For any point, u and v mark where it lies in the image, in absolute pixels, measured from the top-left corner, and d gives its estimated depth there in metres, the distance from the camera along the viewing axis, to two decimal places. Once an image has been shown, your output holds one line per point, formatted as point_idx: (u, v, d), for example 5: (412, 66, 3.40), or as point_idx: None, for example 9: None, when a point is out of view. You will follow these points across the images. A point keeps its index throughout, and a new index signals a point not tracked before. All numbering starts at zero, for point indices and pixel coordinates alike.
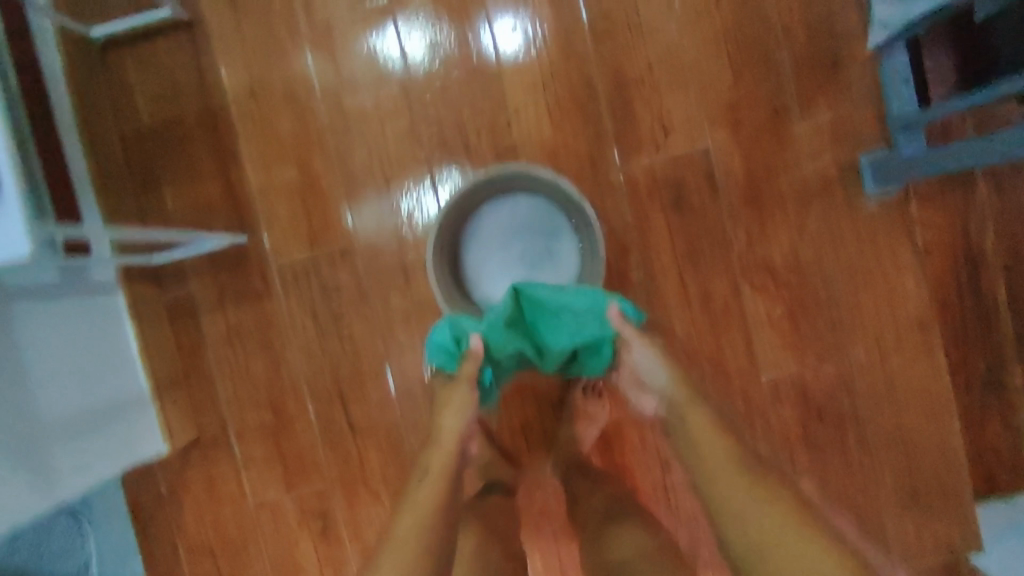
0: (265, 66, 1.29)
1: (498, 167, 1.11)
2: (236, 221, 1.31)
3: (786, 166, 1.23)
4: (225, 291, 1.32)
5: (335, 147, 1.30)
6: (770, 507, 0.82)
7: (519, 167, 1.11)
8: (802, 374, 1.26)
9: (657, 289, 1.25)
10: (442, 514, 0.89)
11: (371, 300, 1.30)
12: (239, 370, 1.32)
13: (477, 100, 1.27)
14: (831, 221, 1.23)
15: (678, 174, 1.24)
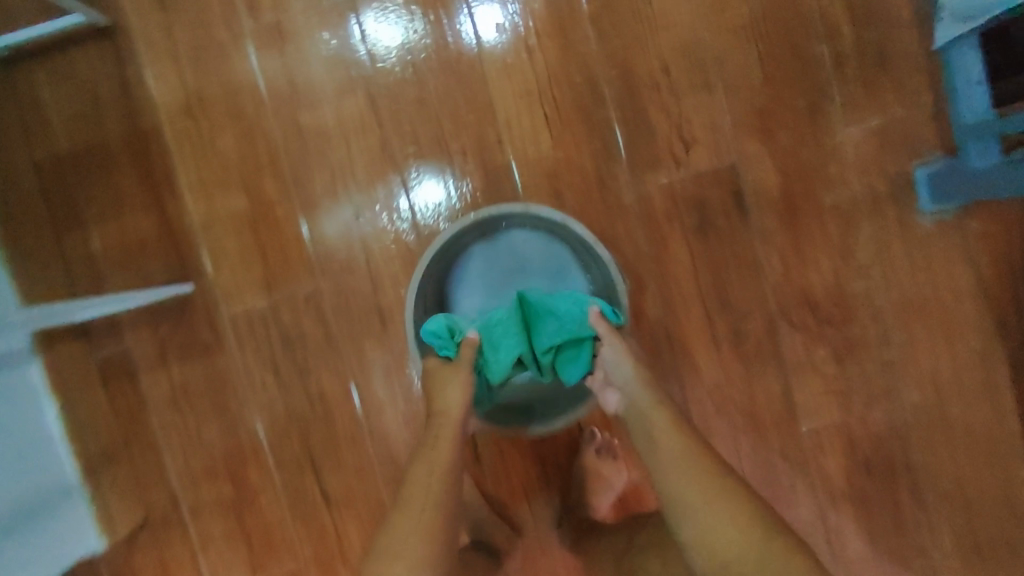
0: (204, 76, 1.08)
1: (492, 208, 0.92)
2: (176, 262, 1.10)
3: (828, 179, 1.03)
4: (168, 345, 1.11)
5: (292, 172, 1.09)
6: (718, 505, 0.73)
7: (517, 207, 0.92)
8: (850, 421, 1.07)
9: (679, 329, 1.06)
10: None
11: (341, 350, 1.10)
12: (189, 436, 1.12)
13: (460, 110, 1.07)
14: (880, 243, 1.04)
15: (701, 194, 1.04)
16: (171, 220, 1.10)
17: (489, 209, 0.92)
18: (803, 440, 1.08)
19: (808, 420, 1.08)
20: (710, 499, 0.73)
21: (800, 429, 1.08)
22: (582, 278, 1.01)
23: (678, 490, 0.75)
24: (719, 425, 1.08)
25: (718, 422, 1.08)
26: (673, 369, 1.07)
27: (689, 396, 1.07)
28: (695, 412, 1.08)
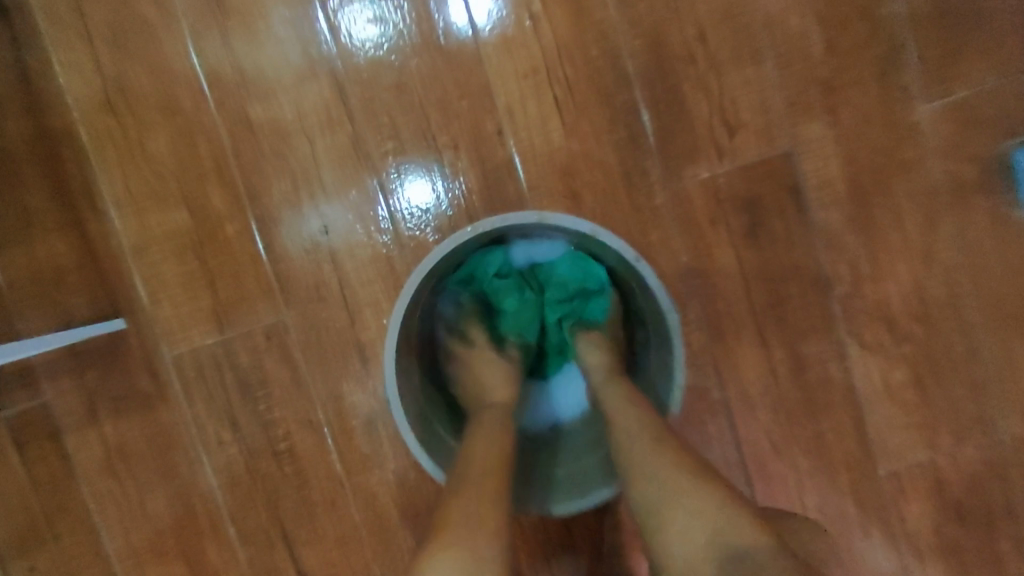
0: (127, 64, 0.87)
1: (493, 218, 0.71)
2: (103, 296, 0.88)
3: (905, 167, 0.85)
4: (97, 398, 0.90)
5: (243, 179, 0.88)
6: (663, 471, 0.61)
7: (528, 213, 0.71)
8: (937, 457, 0.89)
9: (729, 355, 0.87)
10: None
11: (314, 396, 0.89)
12: (130, 509, 0.91)
13: (449, 97, 0.86)
14: (970, 244, 0.85)
15: (751, 192, 0.85)
16: (94, 243, 0.88)
17: (492, 220, 0.71)
18: (882, 483, 0.89)
19: (887, 459, 0.89)
20: (674, 486, 0.59)
21: (877, 470, 0.89)
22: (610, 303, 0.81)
23: (641, 474, 0.62)
24: (780, 470, 0.88)
25: (778, 466, 0.88)
26: (722, 405, 0.88)
27: (743, 436, 0.88)
28: (751, 455, 0.88)
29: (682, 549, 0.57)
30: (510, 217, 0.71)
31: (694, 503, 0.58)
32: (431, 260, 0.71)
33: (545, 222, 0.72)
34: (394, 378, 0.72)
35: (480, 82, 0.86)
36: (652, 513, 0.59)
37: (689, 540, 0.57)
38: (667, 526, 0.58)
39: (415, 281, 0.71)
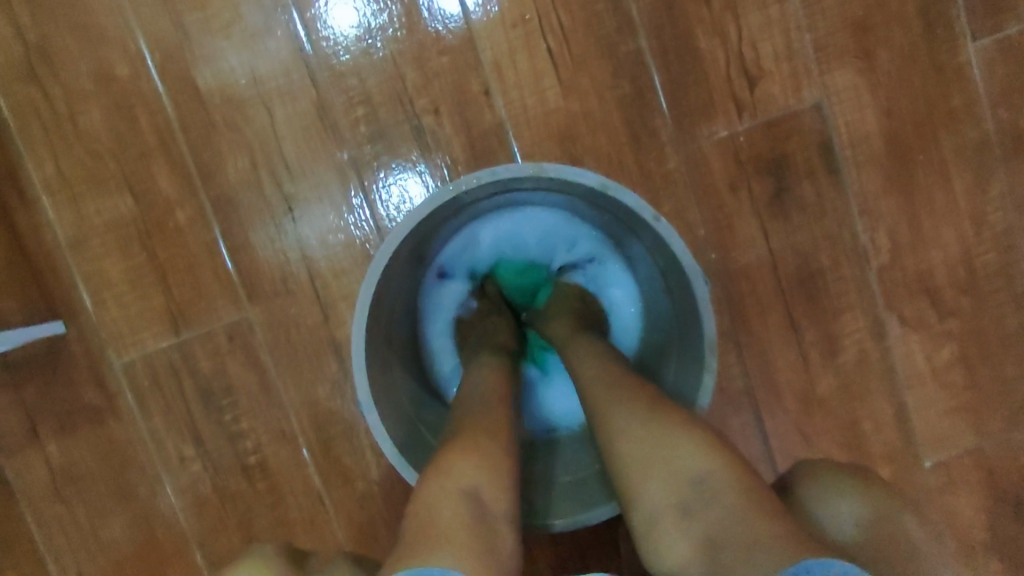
0: (54, 28, 0.75)
1: (476, 177, 0.57)
2: (38, 299, 0.75)
3: (953, 119, 0.76)
4: (37, 417, 0.77)
5: (193, 156, 0.76)
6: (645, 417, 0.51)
7: (518, 169, 0.56)
8: (989, 444, 0.78)
9: (753, 339, 0.77)
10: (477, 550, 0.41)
11: (286, 402, 0.78)
12: (82, 536, 0.78)
13: (428, 55, 0.75)
14: (1022, 200, 0.77)
15: (776, 152, 0.75)
16: (23, 236, 0.76)
17: (478, 175, 0.57)
18: (928, 476, 0.78)
19: (933, 449, 0.78)
20: (646, 437, 0.49)
21: (922, 462, 0.78)
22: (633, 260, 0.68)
23: (611, 426, 0.52)
24: None
25: (811, 461, 0.78)
26: (747, 395, 0.77)
27: (772, 430, 0.77)
28: (781, 450, 0.77)
29: (648, 504, 0.47)
30: (500, 169, 0.56)
31: (668, 452, 0.47)
32: (402, 230, 0.57)
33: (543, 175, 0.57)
34: (362, 381, 0.58)
35: (463, 37, 0.75)
36: (620, 467, 0.50)
37: (656, 493, 0.47)
38: (635, 478, 0.48)
39: (386, 256, 0.57)
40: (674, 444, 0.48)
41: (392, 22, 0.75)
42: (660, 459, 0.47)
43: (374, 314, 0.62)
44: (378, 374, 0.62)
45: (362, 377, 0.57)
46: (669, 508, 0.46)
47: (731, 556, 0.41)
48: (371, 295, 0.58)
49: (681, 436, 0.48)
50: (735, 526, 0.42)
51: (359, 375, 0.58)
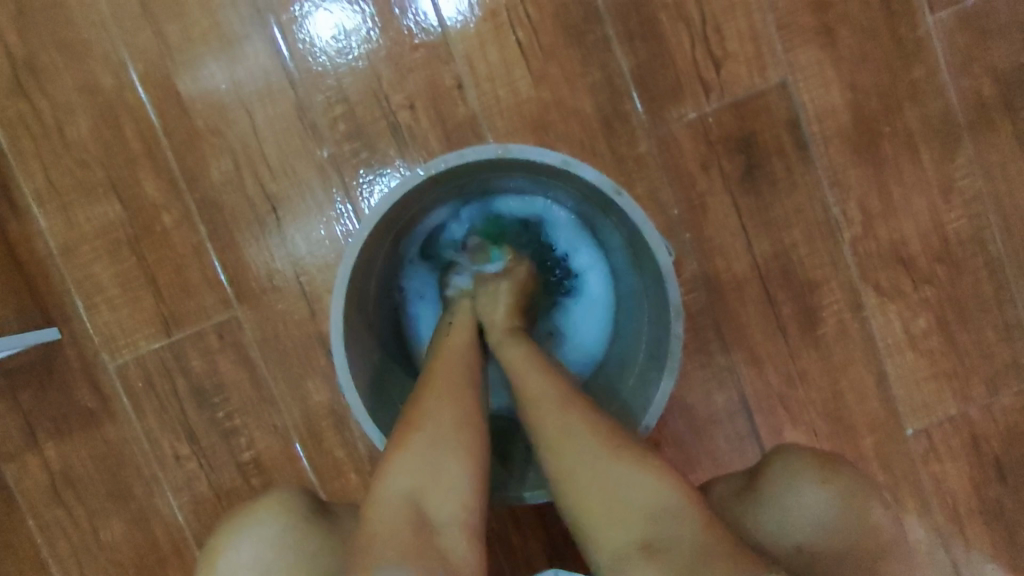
0: (37, 43, 0.77)
1: (445, 159, 0.58)
2: (32, 305, 0.78)
3: (916, 90, 0.78)
4: (35, 420, 0.80)
5: (177, 161, 0.78)
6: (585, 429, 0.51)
7: (485, 151, 0.57)
8: (970, 410, 0.80)
9: (731, 316, 0.78)
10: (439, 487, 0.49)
11: (277, 397, 0.80)
12: (83, 538, 0.81)
13: (402, 52, 0.77)
14: (989, 166, 0.79)
15: (745, 131, 0.77)
16: (16, 245, 0.78)
17: (445, 158, 0.58)
18: (910, 444, 0.79)
19: (915, 417, 0.79)
20: (606, 468, 0.49)
21: (905, 430, 0.79)
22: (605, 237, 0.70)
23: (566, 455, 0.50)
24: (798, 438, 0.79)
25: (795, 434, 0.79)
26: (729, 370, 0.78)
27: (754, 405, 0.78)
28: (765, 424, 0.78)
29: (612, 541, 0.47)
30: (467, 152, 0.58)
31: (633, 484, 0.48)
32: (374, 215, 0.58)
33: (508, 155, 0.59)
34: (343, 368, 0.59)
35: (435, 33, 0.77)
36: (578, 501, 0.49)
37: (621, 529, 0.47)
38: (601, 514, 0.48)
39: (359, 241, 0.59)
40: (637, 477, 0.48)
41: (365, 22, 0.78)
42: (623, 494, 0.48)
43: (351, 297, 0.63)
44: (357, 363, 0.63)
45: (342, 364, 0.59)
46: (638, 546, 0.46)
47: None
48: (348, 277, 0.59)
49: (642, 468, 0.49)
50: (710, 561, 0.44)
51: (340, 362, 0.59)
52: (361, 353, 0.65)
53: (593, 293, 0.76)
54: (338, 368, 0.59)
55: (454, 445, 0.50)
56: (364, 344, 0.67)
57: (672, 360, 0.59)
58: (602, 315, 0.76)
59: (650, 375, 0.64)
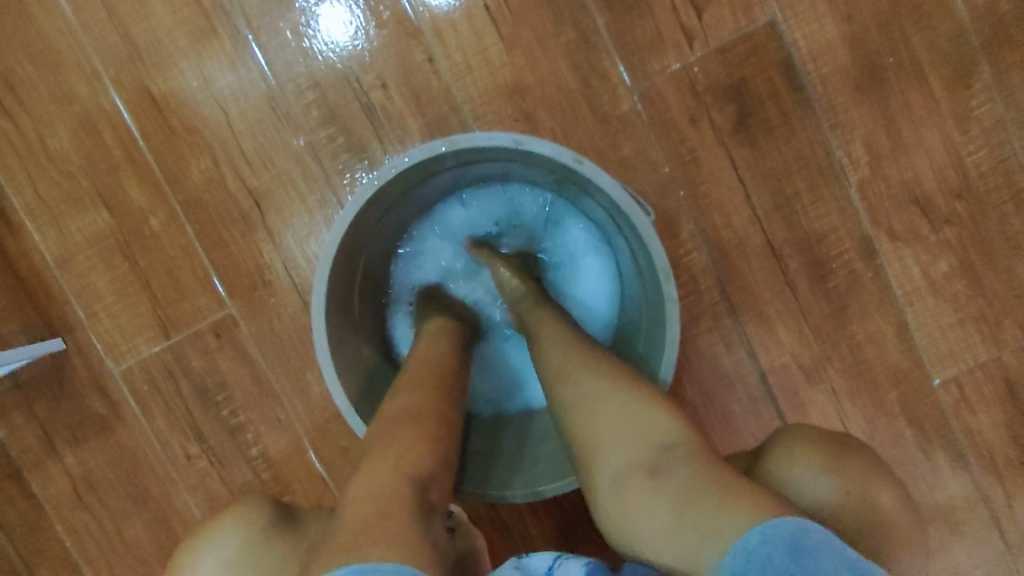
0: (12, 58, 0.77)
1: (396, 163, 0.55)
2: (35, 318, 0.80)
3: (921, 14, 0.72)
4: (52, 430, 0.82)
5: (159, 164, 0.78)
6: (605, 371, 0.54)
7: (434, 146, 0.54)
8: (1003, 355, 0.74)
9: (734, 275, 0.74)
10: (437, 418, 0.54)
11: (279, 390, 0.80)
12: (109, 538, 0.83)
13: (369, 29, 0.75)
14: (1009, 88, 0.73)
15: (734, 77, 0.72)
16: (16, 262, 0.79)
17: (394, 163, 0.56)
18: (938, 395, 0.74)
19: (941, 366, 0.74)
20: (613, 396, 0.52)
21: (931, 380, 0.74)
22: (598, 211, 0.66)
23: (580, 393, 0.54)
24: (816, 399, 0.74)
25: (812, 394, 0.74)
26: (737, 332, 0.74)
27: (766, 366, 0.74)
28: (780, 385, 0.74)
29: (611, 467, 0.50)
30: (413, 153, 0.55)
31: (640, 418, 0.50)
32: (336, 237, 0.56)
33: (458, 148, 0.55)
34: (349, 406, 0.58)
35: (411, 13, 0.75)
36: (582, 429, 0.52)
37: (620, 454, 0.50)
38: (605, 448, 0.50)
39: (328, 258, 0.57)
40: (641, 410, 0.51)
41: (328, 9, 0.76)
42: (625, 430, 0.50)
43: (338, 308, 0.62)
44: (353, 379, 0.62)
45: (333, 381, 0.57)
46: (635, 469, 0.48)
47: (694, 516, 0.44)
48: (324, 296, 0.57)
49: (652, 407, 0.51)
50: (705, 489, 0.45)
51: (337, 393, 0.58)
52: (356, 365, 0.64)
53: (591, 277, 0.72)
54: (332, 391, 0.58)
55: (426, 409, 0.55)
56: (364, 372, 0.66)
57: (671, 325, 0.56)
58: (607, 273, 0.72)
59: (654, 344, 0.60)
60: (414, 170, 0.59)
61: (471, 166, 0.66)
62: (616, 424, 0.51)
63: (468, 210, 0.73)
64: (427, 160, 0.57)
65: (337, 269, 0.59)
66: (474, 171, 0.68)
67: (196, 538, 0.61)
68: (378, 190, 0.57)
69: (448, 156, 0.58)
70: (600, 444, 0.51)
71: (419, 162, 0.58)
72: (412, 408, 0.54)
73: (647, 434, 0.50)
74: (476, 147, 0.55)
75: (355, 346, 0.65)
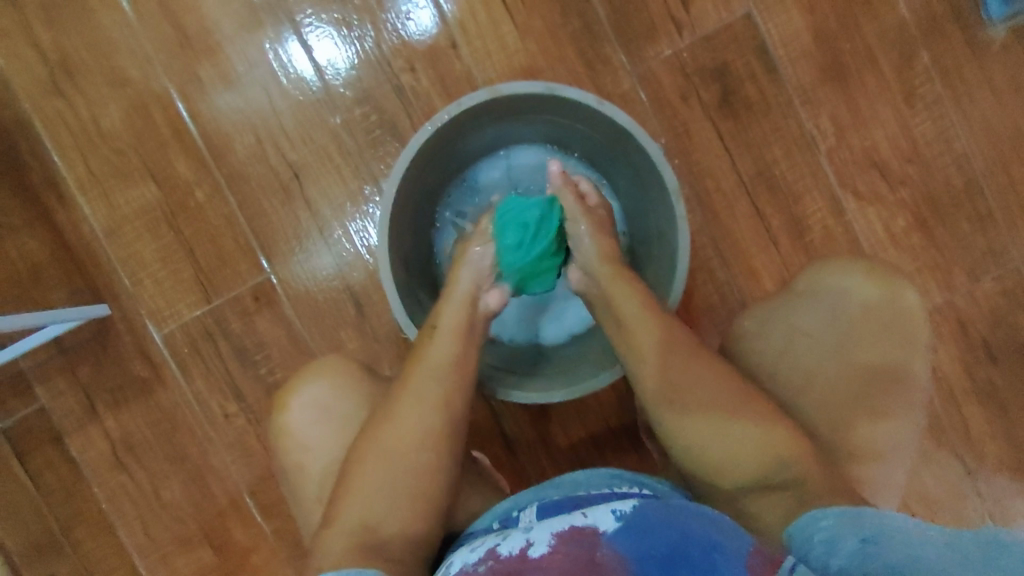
0: (70, 46, 0.85)
1: (450, 107, 0.64)
2: (82, 285, 0.85)
3: (870, 8, 0.85)
4: (94, 394, 0.87)
5: (204, 141, 0.85)
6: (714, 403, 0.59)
7: (483, 93, 0.64)
8: (955, 298, 0.86)
9: (724, 232, 0.84)
10: (452, 394, 0.61)
11: (314, 348, 0.86)
12: (146, 498, 0.87)
13: (398, 20, 0.85)
14: (946, 70, 0.86)
15: (717, 61, 0.84)
16: (65, 233, 0.85)
17: (446, 110, 0.64)
18: None
19: None
20: (727, 425, 0.58)
21: None
22: (614, 164, 0.75)
23: (690, 425, 0.59)
24: None
25: None
26: (728, 281, 0.84)
27: None
28: None
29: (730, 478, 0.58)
30: (463, 100, 0.64)
31: (752, 439, 0.58)
32: (398, 174, 0.64)
33: (499, 97, 0.65)
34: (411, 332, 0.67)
35: (429, 30, 0.85)
36: (702, 454, 0.59)
37: (734, 472, 0.58)
38: (717, 473, 0.59)
39: (391, 194, 0.64)
40: (738, 432, 0.58)
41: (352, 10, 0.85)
42: (735, 445, 0.58)
43: (393, 245, 0.69)
44: (408, 307, 0.70)
45: (394, 300, 0.65)
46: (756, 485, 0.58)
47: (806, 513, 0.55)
48: (385, 228, 0.64)
49: (754, 427, 0.58)
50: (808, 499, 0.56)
51: (398, 312, 0.65)
52: (410, 300, 0.71)
53: (606, 229, 0.81)
54: (394, 310, 0.66)
55: (443, 384, 0.61)
56: (419, 305, 0.73)
57: (682, 252, 0.65)
58: (619, 225, 0.81)
59: (665, 270, 0.69)
60: (460, 121, 0.68)
61: (501, 126, 0.75)
62: (734, 447, 0.58)
63: (497, 172, 0.81)
64: (472, 110, 0.66)
65: (393, 210, 0.66)
66: (500, 134, 0.77)
67: (292, 383, 0.71)
68: (431, 136, 0.66)
69: (489, 106, 0.67)
70: (718, 460, 0.58)
71: (466, 113, 0.67)
72: (431, 393, 0.61)
73: (758, 448, 0.57)
74: (513, 96, 0.65)
75: (408, 286, 0.72)
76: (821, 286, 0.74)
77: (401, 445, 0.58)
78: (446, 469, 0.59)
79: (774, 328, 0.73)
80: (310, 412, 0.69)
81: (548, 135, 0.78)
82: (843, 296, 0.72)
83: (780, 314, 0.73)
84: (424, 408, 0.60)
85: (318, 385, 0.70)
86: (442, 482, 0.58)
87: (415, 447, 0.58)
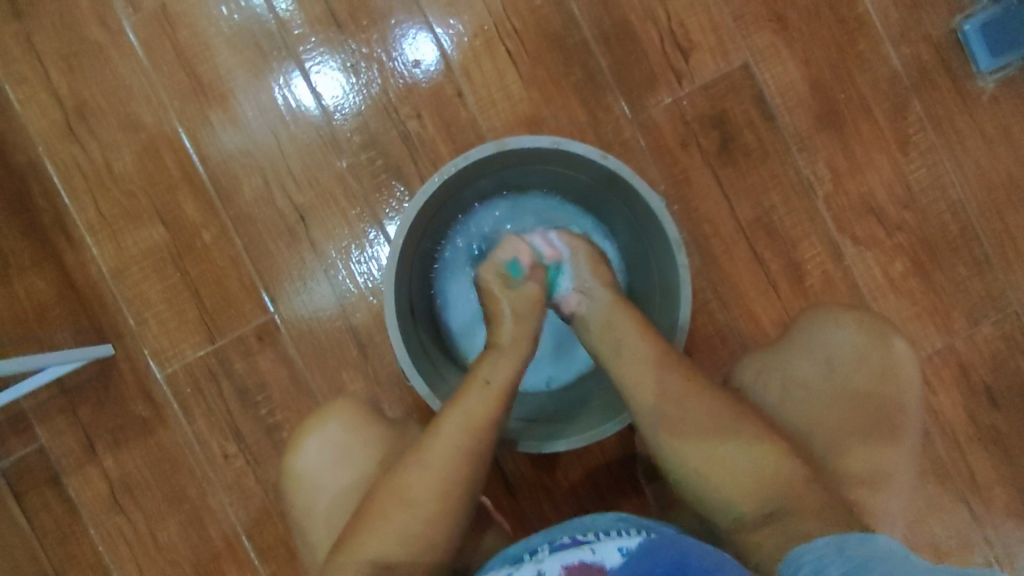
0: (86, 92, 0.87)
1: (457, 160, 0.65)
2: (88, 325, 0.86)
3: (863, 60, 0.88)
4: (94, 434, 0.86)
5: (213, 184, 0.87)
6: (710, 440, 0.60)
7: (489, 146, 0.65)
8: (954, 343, 0.86)
9: (724, 276, 0.85)
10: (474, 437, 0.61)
11: (315, 389, 0.86)
12: (143, 540, 0.86)
13: (406, 69, 0.87)
14: (939, 120, 0.88)
15: (716, 109, 0.87)
16: (73, 273, 0.86)
17: (454, 162, 0.66)
18: None
19: None
20: (724, 461, 0.59)
21: None
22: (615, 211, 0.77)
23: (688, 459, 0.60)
24: None
25: None
26: (728, 325, 0.85)
27: None
28: None
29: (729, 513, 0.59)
30: (471, 153, 0.65)
31: (746, 476, 0.58)
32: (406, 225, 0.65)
33: (505, 149, 0.66)
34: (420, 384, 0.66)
35: (430, 68, 0.87)
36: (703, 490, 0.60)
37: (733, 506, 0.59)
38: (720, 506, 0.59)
39: (397, 245, 0.65)
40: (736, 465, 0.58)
41: (360, 60, 0.88)
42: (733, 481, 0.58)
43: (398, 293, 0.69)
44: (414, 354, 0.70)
45: (400, 349, 0.65)
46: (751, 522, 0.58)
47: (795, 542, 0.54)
48: (392, 278, 0.65)
49: (751, 464, 0.58)
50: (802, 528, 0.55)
51: (405, 361, 0.65)
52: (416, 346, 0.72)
53: None
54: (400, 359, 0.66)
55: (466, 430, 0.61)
56: (425, 351, 0.73)
57: (685, 299, 0.66)
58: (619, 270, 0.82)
59: (668, 316, 0.70)
60: (466, 172, 0.69)
61: (504, 174, 0.76)
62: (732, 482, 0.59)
63: (499, 217, 0.82)
64: (479, 161, 0.68)
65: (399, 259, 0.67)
66: (503, 182, 0.78)
67: (310, 419, 0.71)
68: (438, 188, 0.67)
69: (494, 158, 0.68)
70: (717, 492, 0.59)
71: (471, 164, 0.69)
72: (453, 437, 0.60)
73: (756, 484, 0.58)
74: (519, 149, 0.66)
75: (413, 331, 0.72)
76: (814, 334, 0.74)
77: (417, 491, 0.58)
78: (460, 521, 0.59)
79: (767, 381, 0.73)
80: (328, 451, 0.69)
81: (549, 182, 0.79)
82: (839, 340, 0.72)
83: (771, 364, 0.74)
84: (442, 453, 0.59)
85: (336, 425, 0.70)
86: (448, 526, 0.58)
87: (428, 495, 0.58)
